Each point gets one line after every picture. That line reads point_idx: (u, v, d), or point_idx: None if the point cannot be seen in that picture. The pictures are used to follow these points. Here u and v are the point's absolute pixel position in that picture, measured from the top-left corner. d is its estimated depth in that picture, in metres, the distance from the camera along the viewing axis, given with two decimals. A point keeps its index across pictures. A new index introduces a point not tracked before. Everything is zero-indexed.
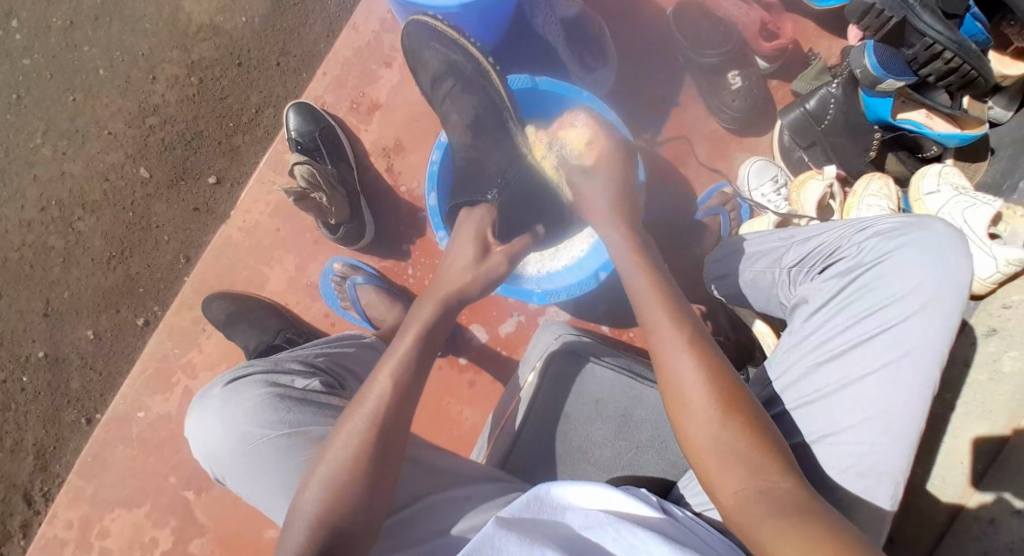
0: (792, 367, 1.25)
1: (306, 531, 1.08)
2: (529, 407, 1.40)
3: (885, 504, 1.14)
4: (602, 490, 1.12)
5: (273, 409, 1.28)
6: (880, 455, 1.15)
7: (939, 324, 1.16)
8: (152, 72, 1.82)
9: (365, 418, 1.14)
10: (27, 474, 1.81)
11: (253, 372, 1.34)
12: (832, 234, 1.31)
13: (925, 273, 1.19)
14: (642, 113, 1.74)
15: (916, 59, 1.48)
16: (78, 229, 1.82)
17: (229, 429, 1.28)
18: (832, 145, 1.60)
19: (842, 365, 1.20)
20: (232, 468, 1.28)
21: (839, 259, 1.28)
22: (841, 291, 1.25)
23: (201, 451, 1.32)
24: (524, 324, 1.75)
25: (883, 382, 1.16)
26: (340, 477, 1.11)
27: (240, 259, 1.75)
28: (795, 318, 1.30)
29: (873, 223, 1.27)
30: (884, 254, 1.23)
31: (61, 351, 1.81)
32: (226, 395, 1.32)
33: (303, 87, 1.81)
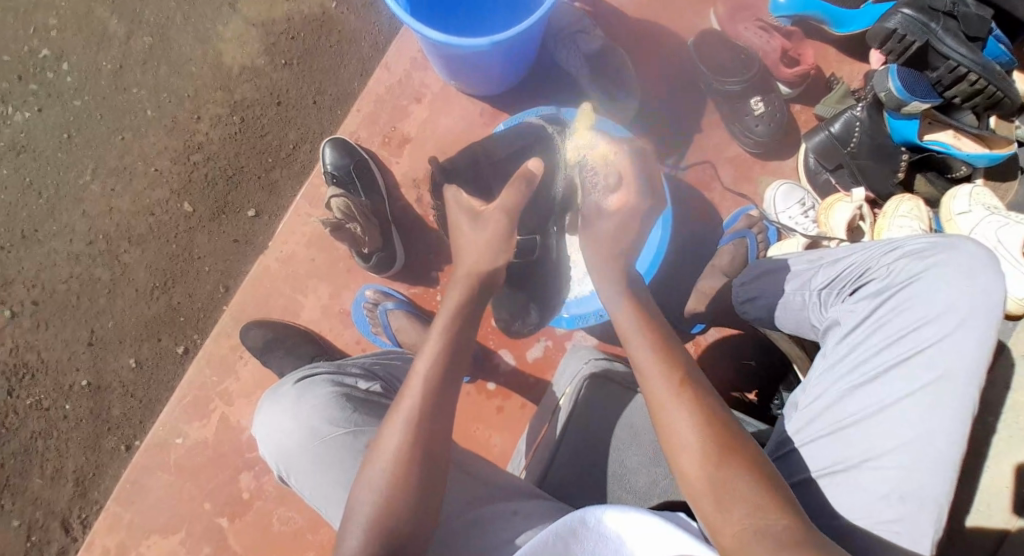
0: (826, 389, 1.25)
1: (363, 534, 1.09)
2: (566, 423, 1.43)
3: (928, 530, 1.13)
4: (643, 516, 0.99)
5: (340, 407, 1.33)
6: (922, 477, 1.15)
7: (977, 344, 1.19)
8: (196, 113, 1.91)
9: (407, 419, 1.13)
10: (66, 501, 1.85)
11: (319, 372, 1.40)
12: (861, 255, 1.33)
13: (959, 294, 1.21)
14: (666, 141, 1.79)
15: (941, 81, 1.54)
16: (124, 262, 1.89)
17: (297, 424, 1.32)
18: (860, 167, 1.63)
19: (879, 387, 1.21)
20: (298, 463, 1.31)
21: (870, 281, 1.30)
22: (873, 313, 1.27)
23: (266, 446, 1.36)
24: (552, 349, 1.78)
25: (920, 403, 1.18)
26: (390, 486, 1.11)
27: (276, 287, 1.81)
28: (828, 341, 1.32)
29: (903, 244, 1.30)
30: (917, 274, 1.25)
31: (103, 379, 1.87)
32: (295, 391, 1.36)
33: (338, 124, 1.89)
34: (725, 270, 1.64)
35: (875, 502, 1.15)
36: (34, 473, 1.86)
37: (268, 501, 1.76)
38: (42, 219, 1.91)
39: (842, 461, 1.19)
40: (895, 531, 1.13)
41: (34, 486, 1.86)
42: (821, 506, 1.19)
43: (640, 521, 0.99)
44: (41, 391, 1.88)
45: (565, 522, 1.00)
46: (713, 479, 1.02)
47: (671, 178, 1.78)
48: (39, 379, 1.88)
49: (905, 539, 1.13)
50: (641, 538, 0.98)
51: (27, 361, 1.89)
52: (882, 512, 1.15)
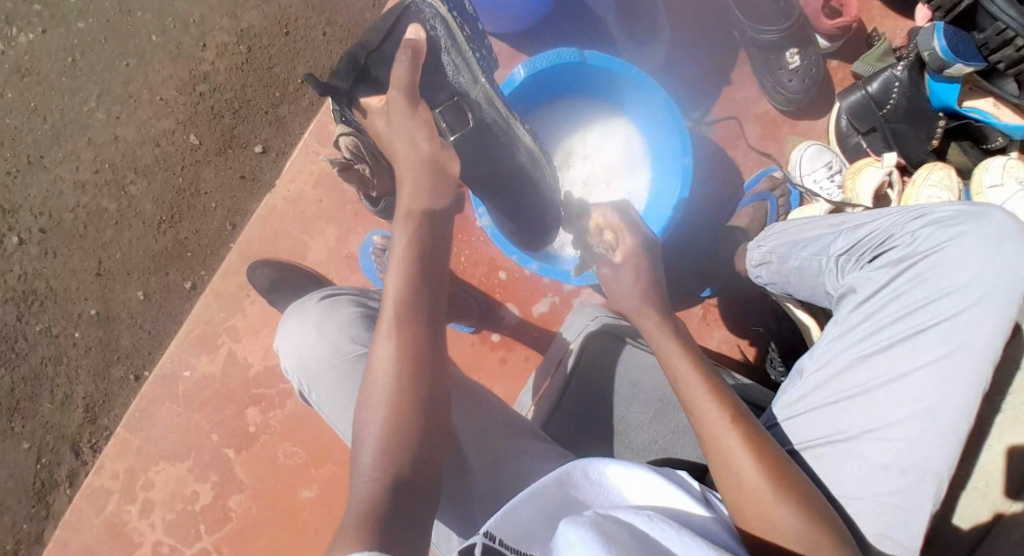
0: (836, 358, 1.21)
1: (372, 455, 1.05)
2: (574, 369, 1.43)
3: (929, 501, 1.13)
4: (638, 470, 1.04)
5: (366, 327, 1.31)
6: (927, 450, 1.13)
7: (996, 318, 1.15)
8: (202, 40, 1.84)
9: (394, 338, 1.09)
10: (76, 426, 1.89)
11: (344, 292, 1.37)
12: (884, 220, 1.26)
13: (982, 266, 1.16)
14: (691, 93, 1.70)
15: (987, 44, 1.42)
16: (130, 193, 1.86)
17: (330, 337, 1.29)
18: (893, 130, 1.56)
19: (890, 359, 1.18)
20: (321, 377, 1.28)
21: (891, 248, 1.23)
22: (893, 282, 1.21)
23: (287, 359, 1.31)
24: (559, 304, 1.75)
25: (933, 376, 1.15)
26: (392, 419, 1.07)
27: (283, 227, 1.78)
28: (841, 308, 1.26)
29: (929, 210, 1.22)
30: (940, 244, 1.19)
31: (112, 310, 1.87)
32: (322, 307, 1.33)
33: (349, 58, 1.81)
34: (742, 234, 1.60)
35: (876, 472, 1.15)
36: (44, 398, 1.90)
37: (273, 436, 1.80)
38: (49, 146, 1.88)
39: (847, 433, 1.17)
40: (897, 501, 1.13)
41: (44, 410, 1.90)
42: (825, 474, 1.17)
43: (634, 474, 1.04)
44: (50, 317, 1.90)
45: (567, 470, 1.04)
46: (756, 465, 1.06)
47: (693, 132, 1.70)
48: (48, 306, 1.90)
49: (906, 509, 1.13)
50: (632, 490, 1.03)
51: (36, 289, 1.89)
52: (884, 483, 1.14)
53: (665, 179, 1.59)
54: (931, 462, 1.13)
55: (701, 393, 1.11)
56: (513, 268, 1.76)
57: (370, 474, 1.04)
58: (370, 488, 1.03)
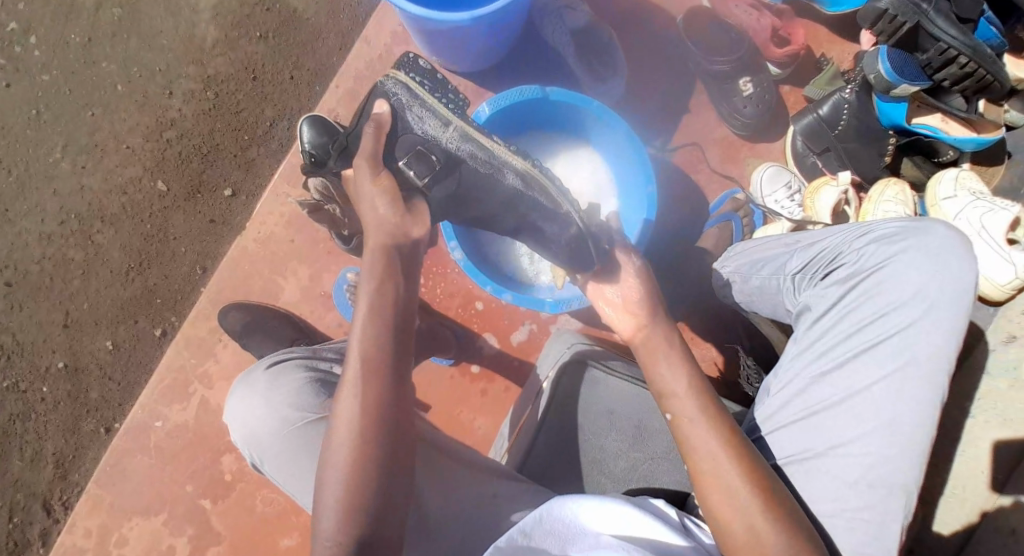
0: (796, 376, 1.24)
1: (334, 518, 1.07)
2: (547, 409, 1.41)
3: (898, 517, 1.14)
4: (607, 502, 1.13)
5: (313, 393, 1.26)
6: (890, 464, 1.15)
7: (946, 329, 1.17)
8: (168, 87, 1.85)
9: (360, 397, 1.10)
10: (47, 484, 1.85)
11: (292, 357, 1.33)
12: (834, 238, 1.29)
13: (928, 279, 1.19)
14: (653, 121, 1.74)
15: (930, 64, 1.50)
16: (97, 242, 1.84)
17: (277, 408, 1.24)
18: (846, 150, 1.61)
19: (846, 374, 1.20)
20: (272, 451, 1.24)
21: (841, 265, 1.26)
22: (845, 299, 1.24)
23: (240, 434, 1.28)
24: (536, 332, 1.76)
25: (889, 390, 1.17)
26: (349, 478, 1.08)
27: (255, 269, 1.78)
28: (800, 327, 1.29)
29: (874, 226, 1.26)
30: (886, 259, 1.22)
31: (80, 362, 1.84)
32: (268, 377, 1.29)
33: (317, 99, 1.83)
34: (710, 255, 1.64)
35: (842, 489, 1.16)
36: (12, 455, 1.86)
37: (251, 483, 1.78)
38: (13, 198, 1.86)
39: (813, 449, 1.19)
40: (865, 518, 1.14)
41: (14, 468, 1.86)
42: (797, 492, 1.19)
43: (606, 508, 1.13)
44: (17, 373, 1.86)
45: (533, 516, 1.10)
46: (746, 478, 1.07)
47: (657, 159, 1.73)
48: (14, 361, 1.86)
49: (876, 526, 1.14)
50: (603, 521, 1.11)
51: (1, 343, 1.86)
52: (850, 498, 1.16)
53: (630, 208, 1.61)
54: (891, 483, 1.14)
55: (693, 410, 1.12)
56: (488, 299, 1.77)
57: (331, 535, 1.06)
58: (333, 551, 1.05)
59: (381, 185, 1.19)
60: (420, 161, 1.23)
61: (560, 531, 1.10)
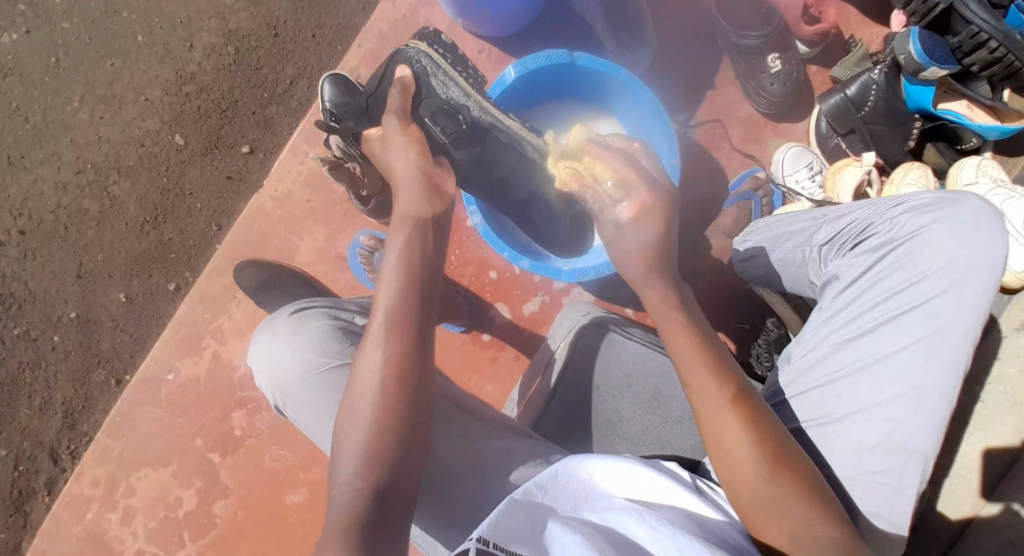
0: (821, 343, 1.25)
1: (354, 462, 1.08)
2: (563, 369, 1.41)
3: (914, 483, 1.15)
4: (624, 462, 1.13)
5: (336, 340, 1.26)
6: (911, 429, 1.16)
7: (975, 299, 1.18)
8: (189, 41, 1.83)
9: (384, 346, 1.11)
10: (55, 433, 1.86)
11: (315, 305, 1.32)
12: (864, 210, 1.31)
13: (959, 249, 1.20)
14: (676, 96, 1.73)
15: (960, 48, 1.50)
16: (113, 193, 1.84)
17: (298, 353, 1.24)
18: (871, 132, 1.58)
19: (872, 341, 1.21)
20: (293, 395, 1.23)
21: (871, 235, 1.28)
22: (875, 268, 1.25)
23: (261, 378, 1.27)
24: (548, 304, 1.77)
25: (914, 357, 1.18)
26: (370, 426, 1.08)
27: (271, 227, 1.78)
28: (826, 296, 1.30)
29: (906, 198, 1.27)
30: (917, 229, 1.23)
31: (93, 313, 1.84)
32: (291, 322, 1.27)
33: (338, 59, 1.82)
34: (728, 232, 1.64)
35: (863, 454, 1.17)
36: (21, 403, 1.86)
37: (260, 440, 1.79)
38: (30, 145, 1.85)
39: (834, 414, 1.20)
40: (883, 482, 1.16)
41: (21, 416, 1.86)
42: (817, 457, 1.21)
43: (622, 468, 1.13)
44: (29, 321, 1.86)
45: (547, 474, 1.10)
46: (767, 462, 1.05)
47: (679, 134, 1.73)
48: (26, 309, 1.85)
49: (893, 491, 1.16)
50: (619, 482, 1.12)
51: (14, 291, 1.85)
52: (870, 463, 1.17)
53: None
54: (905, 449, 1.16)
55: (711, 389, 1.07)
56: (503, 268, 1.77)
57: (348, 481, 1.07)
58: (352, 497, 1.06)
59: (411, 135, 1.25)
60: (447, 118, 1.34)
61: (575, 488, 1.10)
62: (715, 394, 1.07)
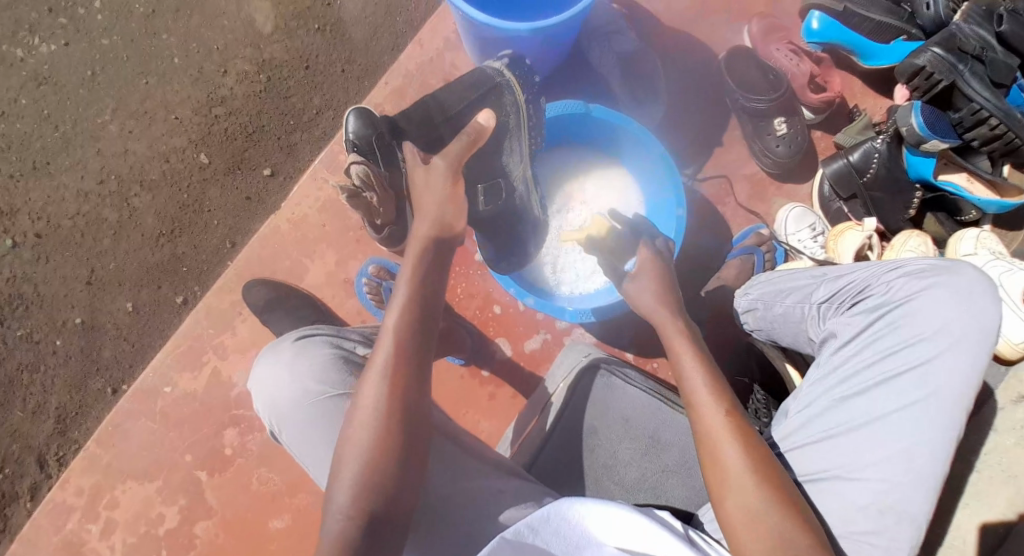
0: (817, 399, 1.28)
1: (348, 493, 1.09)
2: (558, 417, 1.44)
3: (905, 544, 1.17)
4: (614, 509, 1.12)
5: (338, 369, 1.26)
6: (902, 490, 1.18)
7: (968, 365, 1.22)
8: (224, 66, 1.91)
9: (385, 382, 1.12)
10: (45, 438, 1.86)
11: (320, 331, 1.31)
12: (862, 271, 1.34)
13: (954, 315, 1.23)
14: (686, 152, 1.80)
15: (961, 123, 1.57)
16: (133, 205, 1.88)
17: (299, 381, 1.24)
18: (872, 198, 1.64)
19: (868, 400, 1.24)
20: (291, 421, 1.24)
21: (868, 297, 1.32)
22: (871, 329, 1.29)
23: (259, 400, 1.28)
24: (550, 342, 1.79)
25: (908, 420, 1.21)
26: (368, 460, 1.10)
27: (282, 249, 1.82)
28: (823, 353, 1.34)
29: (904, 264, 1.31)
30: (913, 293, 1.27)
31: (98, 319, 1.86)
32: (295, 346, 1.28)
33: (364, 95, 1.90)
34: (731, 283, 1.67)
35: (854, 513, 1.19)
36: (14, 406, 1.86)
37: (250, 460, 1.79)
38: (56, 152, 1.90)
39: (827, 469, 1.22)
40: (872, 542, 1.17)
41: (13, 419, 1.86)
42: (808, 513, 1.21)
43: (610, 514, 1.12)
44: (33, 323, 1.87)
45: (538, 518, 1.09)
46: (757, 482, 1.09)
47: (688, 188, 1.79)
48: (32, 312, 1.87)
49: (883, 550, 1.17)
50: (609, 528, 1.11)
51: (23, 292, 1.87)
52: (861, 521, 1.19)
53: (663, 223, 1.66)
54: (894, 513, 1.18)
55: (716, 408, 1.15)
56: (507, 304, 1.80)
57: (342, 511, 1.08)
58: (344, 526, 1.07)
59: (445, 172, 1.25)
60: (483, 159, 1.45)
61: (565, 531, 1.09)
62: (715, 409, 1.14)
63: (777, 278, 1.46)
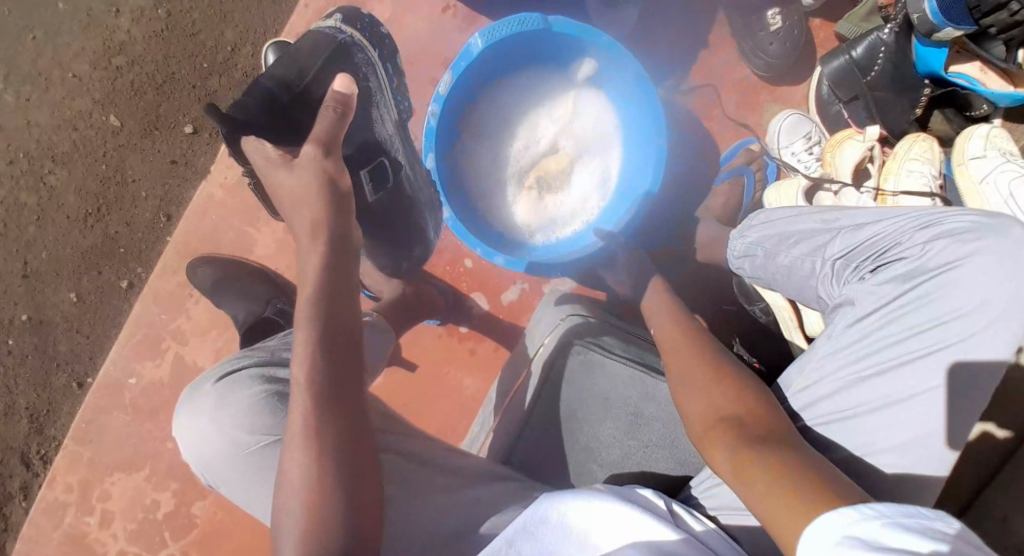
0: (828, 380, 1.08)
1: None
2: (534, 399, 1.28)
3: None
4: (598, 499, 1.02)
5: (268, 410, 1.15)
6: (922, 478, 1.03)
7: (1007, 341, 1.03)
8: (115, 5, 1.62)
9: (308, 426, 0.98)
10: (23, 438, 1.75)
11: (245, 366, 1.20)
12: (889, 223, 1.12)
13: (998, 282, 1.03)
14: (662, 58, 1.55)
15: (980, 6, 1.28)
16: (50, 184, 1.67)
17: (228, 433, 1.15)
18: (877, 100, 1.42)
19: (889, 379, 1.05)
20: (227, 475, 1.15)
21: (895, 255, 1.10)
22: (897, 298, 1.08)
23: (191, 450, 1.19)
24: (529, 292, 1.64)
25: (936, 408, 1.03)
26: (308, 515, 0.95)
27: (223, 219, 1.62)
28: (835, 322, 1.13)
29: (941, 218, 1.09)
30: (950, 254, 1.06)
31: (45, 314, 1.71)
32: (216, 396, 1.17)
33: (283, 18, 1.60)
34: (720, 213, 1.48)
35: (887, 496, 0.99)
36: None
37: None
38: None
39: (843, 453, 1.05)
40: None
41: None
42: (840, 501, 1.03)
43: (595, 505, 1.02)
44: None
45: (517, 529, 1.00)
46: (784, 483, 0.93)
47: (668, 102, 1.55)
48: None
49: None
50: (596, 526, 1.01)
51: None
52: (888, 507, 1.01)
53: (643, 150, 1.42)
54: (918, 490, 1.03)
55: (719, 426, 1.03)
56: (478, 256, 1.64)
57: None
58: None
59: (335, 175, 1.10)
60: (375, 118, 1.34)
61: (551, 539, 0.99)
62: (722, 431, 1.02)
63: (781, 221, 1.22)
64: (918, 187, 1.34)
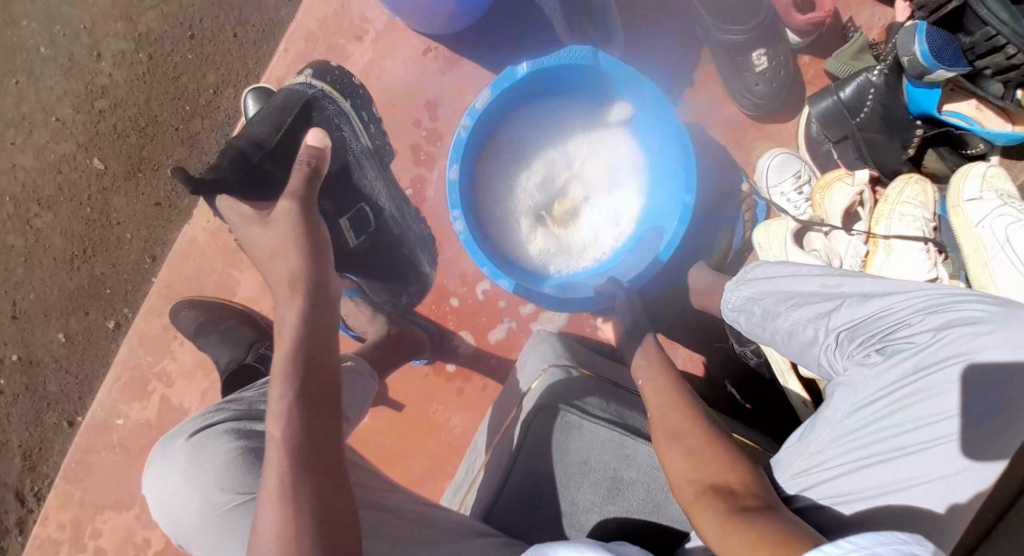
0: (823, 458, 1.05)
1: None
2: (514, 457, 1.25)
3: None
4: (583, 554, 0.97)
5: (241, 468, 1.13)
6: None
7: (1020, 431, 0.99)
8: (95, 49, 1.65)
9: (283, 480, 0.94)
10: (17, 475, 1.75)
11: (221, 420, 1.18)
12: (897, 299, 1.08)
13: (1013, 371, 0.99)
14: None
15: (974, 48, 1.25)
16: (36, 227, 1.68)
17: (201, 489, 1.12)
18: (867, 141, 1.39)
19: (892, 466, 1.01)
20: (196, 534, 1.13)
21: (904, 334, 1.07)
22: (900, 379, 1.05)
23: (161, 506, 1.17)
24: (518, 330, 1.60)
25: (930, 503, 0.99)
26: None
27: (206, 262, 1.62)
28: (834, 398, 1.10)
29: (955, 301, 1.05)
30: (962, 339, 1.02)
31: (34, 354, 1.72)
32: (192, 449, 1.16)
33: (265, 63, 1.62)
34: None
35: None
36: None
37: None
38: None
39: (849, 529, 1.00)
40: None
41: None
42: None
43: None
44: None
45: None
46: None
47: None
48: None
49: None
50: None
51: None
52: None
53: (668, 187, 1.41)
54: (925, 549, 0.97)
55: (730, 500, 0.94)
56: (465, 294, 1.60)
57: None
58: None
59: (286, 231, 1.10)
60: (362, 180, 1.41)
61: None
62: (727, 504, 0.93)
63: (784, 285, 1.19)
64: (912, 231, 1.29)
